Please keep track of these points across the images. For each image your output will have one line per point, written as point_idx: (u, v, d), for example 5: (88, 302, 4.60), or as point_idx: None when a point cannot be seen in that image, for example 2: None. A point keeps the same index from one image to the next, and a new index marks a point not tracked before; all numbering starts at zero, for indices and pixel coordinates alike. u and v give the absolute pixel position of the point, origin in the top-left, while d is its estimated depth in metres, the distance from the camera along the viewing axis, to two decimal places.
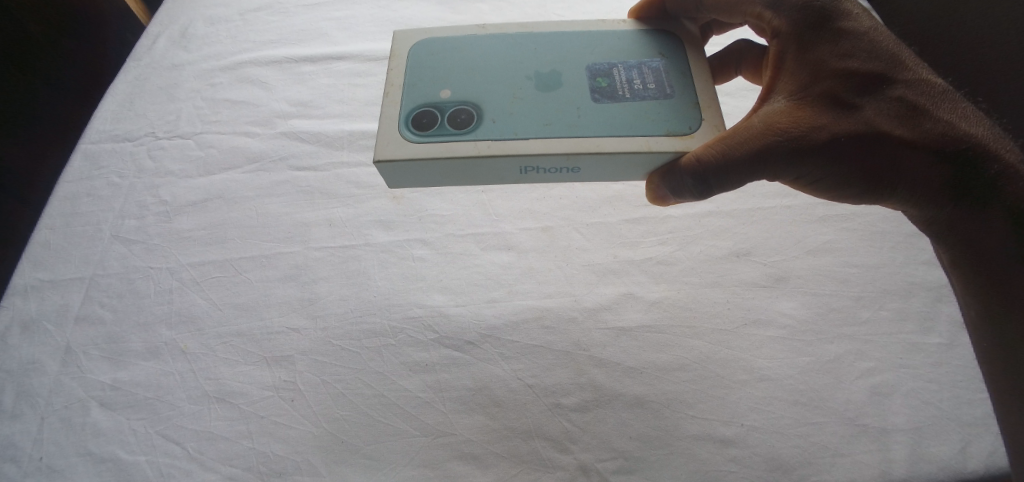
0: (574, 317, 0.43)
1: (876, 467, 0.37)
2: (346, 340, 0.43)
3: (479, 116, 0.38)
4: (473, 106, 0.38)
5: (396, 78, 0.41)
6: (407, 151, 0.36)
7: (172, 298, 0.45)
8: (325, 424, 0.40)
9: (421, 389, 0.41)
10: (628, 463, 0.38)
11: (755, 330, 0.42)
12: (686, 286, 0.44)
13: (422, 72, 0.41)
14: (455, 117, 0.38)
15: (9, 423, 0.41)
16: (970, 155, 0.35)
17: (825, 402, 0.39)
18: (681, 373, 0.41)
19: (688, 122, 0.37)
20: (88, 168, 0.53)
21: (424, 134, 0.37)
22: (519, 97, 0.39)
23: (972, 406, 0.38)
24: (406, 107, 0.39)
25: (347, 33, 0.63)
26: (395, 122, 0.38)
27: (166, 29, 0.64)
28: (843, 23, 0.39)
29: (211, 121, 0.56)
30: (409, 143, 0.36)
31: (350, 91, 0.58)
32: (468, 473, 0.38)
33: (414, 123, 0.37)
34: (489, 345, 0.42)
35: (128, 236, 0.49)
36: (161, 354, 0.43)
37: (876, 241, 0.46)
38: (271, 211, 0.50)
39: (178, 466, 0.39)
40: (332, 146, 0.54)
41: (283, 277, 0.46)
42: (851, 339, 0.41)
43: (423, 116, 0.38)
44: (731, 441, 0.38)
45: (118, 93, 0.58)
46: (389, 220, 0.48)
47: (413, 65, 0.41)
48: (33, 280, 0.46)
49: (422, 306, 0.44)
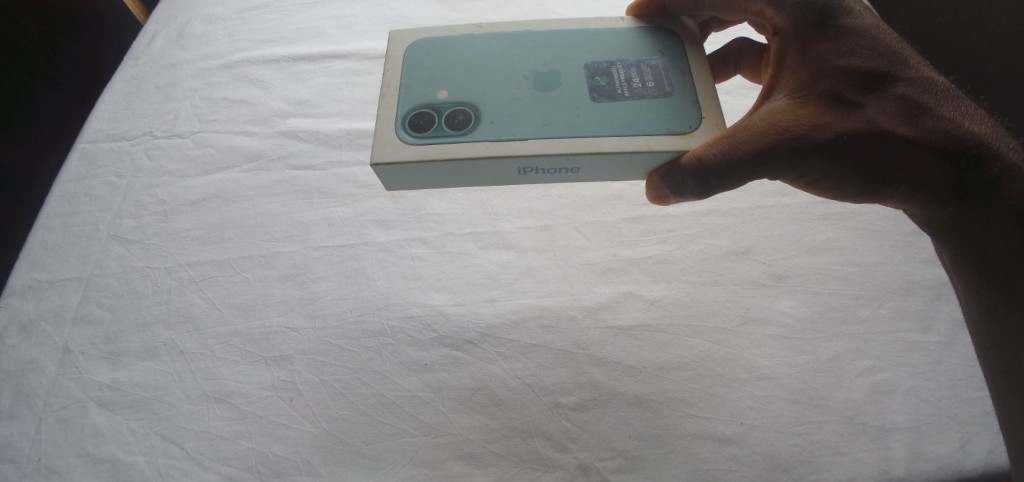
0: (573, 316, 0.43)
1: (876, 465, 0.37)
2: (346, 340, 0.43)
3: (476, 117, 0.37)
4: (471, 106, 0.38)
5: (392, 79, 0.40)
6: (404, 153, 0.36)
7: (171, 298, 0.45)
8: (324, 425, 0.40)
9: (420, 389, 0.41)
10: (628, 462, 0.38)
11: (755, 329, 0.42)
12: (686, 285, 0.44)
13: (419, 72, 0.41)
14: (453, 118, 0.37)
15: (8, 423, 0.40)
16: (973, 154, 0.35)
17: (825, 401, 0.39)
18: (680, 372, 0.41)
19: (688, 121, 0.37)
20: (86, 167, 0.53)
21: (421, 135, 0.37)
22: (517, 97, 0.39)
23: (971, 405, 0.38)
24: (402, 109, 0.38)
25: (346, 31, 0.63)
26: (391, 124, 0.37)
27: (163, 28, 0.64)
28: (845, 20, 0.39)
29: (210, 120, 0.56)
30: (405, 145, 0.36)
31: (348, 90, 0.58)
32: (467, 472, 0.38)
33: (411, 124, 0.37)
34: (489, 344, 0.42)
35: (126, 236, 0.49)
36: (160, 354, 0.43)
37: (876, 240, 0.46)
38: (270, 210, 0.49)
39: (178, 466, 0.39)
40: (331, 145, 0.54)
41: (282, 277, 0.46)
42: (851, 338, 0.41)
43: (420, 117, 0.38)
44: (731, 440, 0.38)
45: (116, 93, 0.58)
46: (388, 220, 0.48)
47: (410, 65, 0.41)
48: (32, 280, 0.46)
49: (422, 305, 0.44)
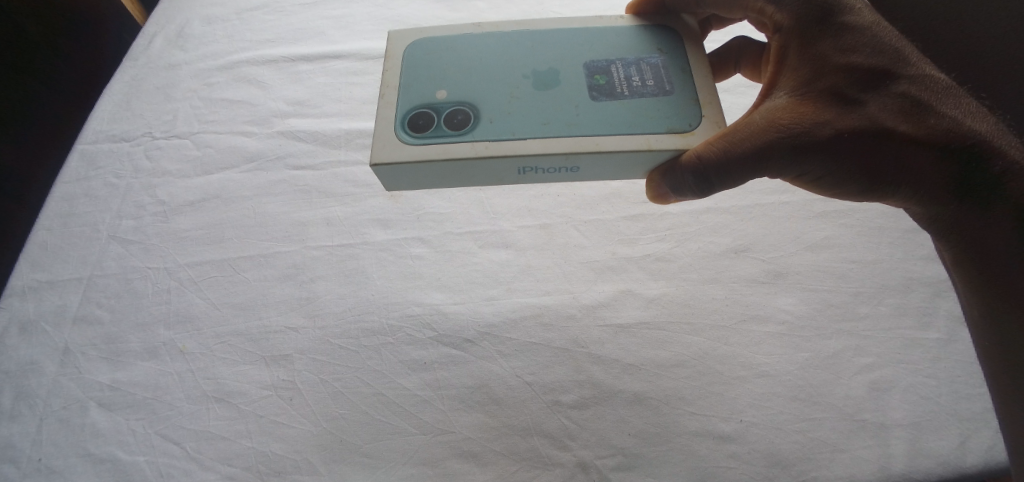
0: (573, 314, 0.43)
1: (876, 462, 0.37)
2: (346, 339, 0.43)
3: (476, 116, 0.37)
4: (470, 106, 0.38)
5: (392, 78, 0.40)
6: (403, 153, 0.36)
7: (171, 298, 0.45)
8: (324, 424, 0.40)
9: (420, 388, 0.41)
10: (628, 460, 0.38)
11: (754, 327, 0.42)
12: (685, 283, 0.44)
13: (417, 72, 0.41)
14: (452, 118, 0.37)
15: (8, 424, 0.41)
16: (974, 152, 0.35)
17: (824, 398, 0.39)
18: (680, 370, 0.41)
19: (688, 120, 0.37)
20: (85, 168, 0.53)
21: (420, 136, 0.37)
22: (517, 96, 0.39)
23: (971, 401, 0.39)
24: (401, 109, 0.38)
25: (345, 31, 0.63)
26: (390, 124, 0.37)
27: (162, 29, 0.64)
28: (846, 17, 0.39)
29: (209, 121, 0.56)
30: (404, 145, 0.36)
31: (347, 90, 0.58)
32: (468, 471, 0.38)
33: (410, 124, 0.37)
34: (488, 343, 0.42)
35: (126, 236, 0.49)
36: (160, 354, 0.43)
37: (875, 237, 0.46)
38: (269, 210, 0.50)
39: (178, 466, 0.39)
40: (329, 145, 0.54)
41: (281, 276, 0.46)
42: (851, 335, 0.41)
43: (419, 117, 0.38)
44: (731, 437, 0.38)
45: (116, 94, 0.58)
46: (387, 219, 0.48)
47: (409, 65, 0.41)
48: (32, 281, 0.46)
49: (421, 304, 0.44)
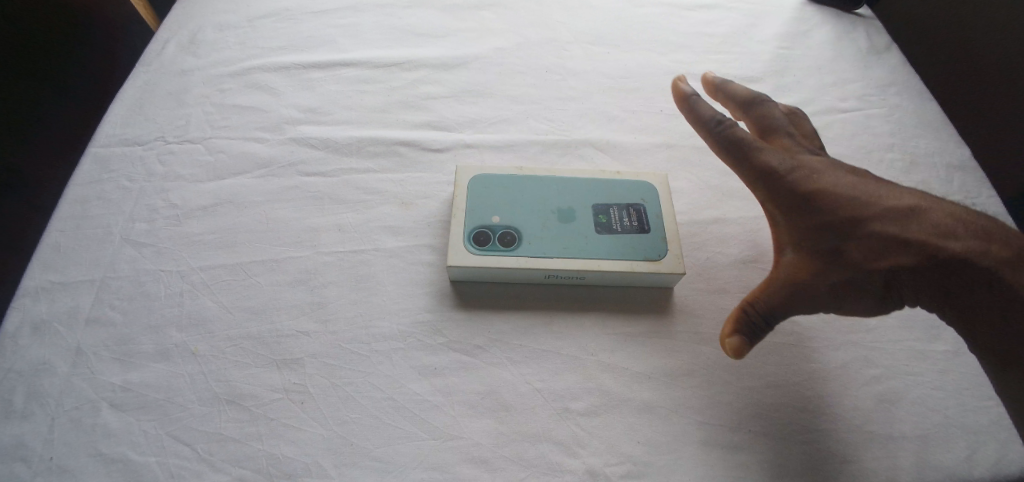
0: (582, 323, 0.44)
1: (886, 473, 0.37)
2: (356, 344, 0.43)
3: (519, 239, 0.45)
4: (517, 231, 0.45)
5: (460, 203, 0.47)
6: (468, 258, 0.44)
7: (182, 301, 0.46)
8: (336, 427, 0.40)
9: (430, 393, 0.41)
10: (637, 468, 0.38)
11: (762, 337, 0.43)
12: (693, 293, 0.45)
13: (483, 203, 0.47)
14: (503, 240, 0.45)
15: (19, 423, 0.40)
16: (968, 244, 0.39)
17: (832, 409, 0.39)
18: (689, 379, 0.41)
19: (659, 249, 0.44)
20: (100, 171, 0.53)
21: (482, 249, 0.44)
22: (550, 227, 0.46)
23: (976, 413, 0.39)
24: (468, 227, 0.45)
25: (355, 40, 0.64)
26: (459, 234, 0.45)
27: (176, 35, 0.65)
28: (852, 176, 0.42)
29: (222, 126, 0.57)
30: (469, 254, 0.44)
31: (358, 97, 0.59)
32: (478, 476, 0.38)
33: (475, 239, 0.45)
34: (497, 349, 0.43)
35: (139, 239, 0.49)
36: (171, 356, 0.43)
37: None
38: (281, 215, 0.50)
39: (188, 468, 0.39)
40: (340, 152, 0.54)
41: (293, 281, 0.46)
42: (858, 346, 0.42)
43: (481, 236, 0.45)
44: (740, 447, 0.38)
45: (130, 99, 0.58)
46: (397, 225, 0.49)
47: (474, 196, 0.47)
48: (44, 281, 0.47)
49: (431, 310, 0.45)
